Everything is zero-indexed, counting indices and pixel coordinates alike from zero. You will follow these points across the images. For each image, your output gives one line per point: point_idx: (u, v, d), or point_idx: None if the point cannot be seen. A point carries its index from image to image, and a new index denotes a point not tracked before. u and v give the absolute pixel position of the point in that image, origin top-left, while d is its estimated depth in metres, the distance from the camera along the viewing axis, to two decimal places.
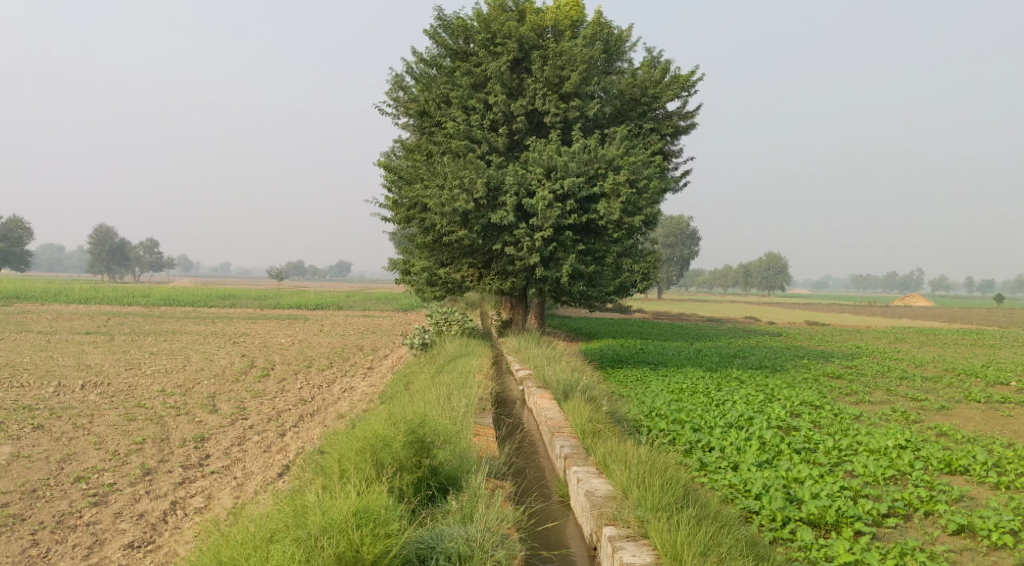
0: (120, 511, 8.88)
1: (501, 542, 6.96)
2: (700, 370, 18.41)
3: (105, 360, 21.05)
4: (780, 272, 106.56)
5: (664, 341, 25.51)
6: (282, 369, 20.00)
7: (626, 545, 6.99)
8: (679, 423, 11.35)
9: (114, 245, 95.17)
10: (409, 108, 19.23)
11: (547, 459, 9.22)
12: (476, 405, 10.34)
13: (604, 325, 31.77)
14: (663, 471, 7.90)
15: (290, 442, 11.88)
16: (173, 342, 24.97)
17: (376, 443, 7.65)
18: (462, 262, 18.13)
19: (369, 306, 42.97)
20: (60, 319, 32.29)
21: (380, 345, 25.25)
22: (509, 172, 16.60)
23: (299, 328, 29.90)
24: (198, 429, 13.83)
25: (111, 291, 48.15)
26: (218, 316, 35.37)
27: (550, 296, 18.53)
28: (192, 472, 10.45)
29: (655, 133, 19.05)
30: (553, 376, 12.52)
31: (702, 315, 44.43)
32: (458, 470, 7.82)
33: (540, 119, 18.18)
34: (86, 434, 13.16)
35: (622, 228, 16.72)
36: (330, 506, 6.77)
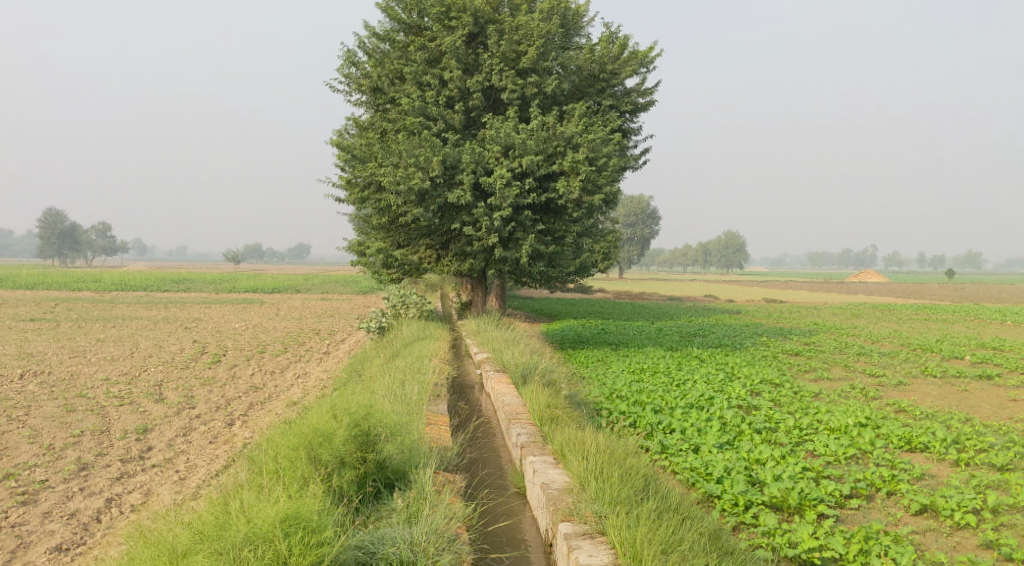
0: (51, 510, 8.34)
1: (449, 543, 6.57)
2: (661, 350, 18.22)
3: (48, 348, 20.24)
4: (739, 250, 107.45)
5: (623, 321, 25.33)
6: (235, 355, 19.40)
7: (582, 543, 6.66)
8: (639, 405, 11.09)
9: (64, 229, 92.68)
10: (362, 85, 18.62)
11: (503, 448, 8.87)
12: (430, 391, 9.95)
13: (564, 306, 31.51)
14: (622, 460, 7.58)
15: (238, 433, 11.40)
16: (121, 328, 24.15)
17: (316, 439, 7.25)
18: (420, 243, 17.70)
19: (327, 289, 42.29)
20: (5, 305, 31.15)
21: (337, 329, 24.73)
22: (465, 151, 16.11)
23: (253, 313, 29.15)
24: (142, 419, 13.25)
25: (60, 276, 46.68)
26: (170, 301, 34.37)
27: (509, 277, 18.17)
28: (132, 466, 9.93)
29: (613, 110, 18.69)
30: (511, 359, 12.17)
31: (662, 295, 44.43)
32: (407, 464, 7.43)
33: (497, 96, 17.69)
34: (21, 427, 12.51)
35: (581, 207, 16.38)
36: (256, 513, 6.27)
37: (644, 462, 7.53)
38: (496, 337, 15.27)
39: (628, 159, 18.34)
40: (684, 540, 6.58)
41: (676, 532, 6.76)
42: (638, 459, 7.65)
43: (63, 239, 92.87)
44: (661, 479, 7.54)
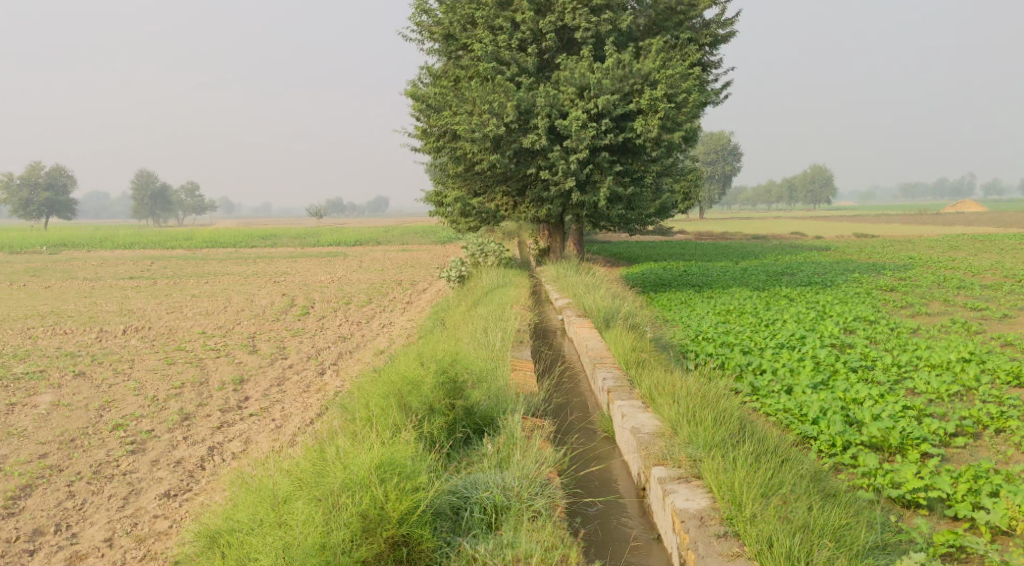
0: (158, 459, 8.72)
1: (542, 488, 6.56)
2: (747, 290, 17.83)
3: (147, 304, 21.10)
4: (826, 185, 103.97)
5: (706, 261, 24.89)
6: (322, 307, 19.86)
7: (678, 487, 6.50)
8: (728, 346, 10.89)
9: (156, 190, 96.06)
10: (434, 32, 18.47)
11: (590, 393, 8.85)
12: (513, 338, 9.96)
13: (644, 248, 31.12)
14: (715, 405, 7.44)
15: (329, 382, 11.69)
16: (213, 284, 24.98)
17: (404, 388, 7.35)
18: (496, 190, 17.63)
19: (408, 240, 42.80)
20: (106, 264, 32.57)
21: (419, 278, 25.04)
22: (540, 94, 15.85)
23: (337, 265, 29.76)
24: (238, 370, 13.71)
25: (154, 235, 48.51)
26: (258, 255, 35.35)
27: (587, 221, 17.96)
28: (231, 416, 10.29)
29: (692, 43, 18.08)
30: (593, 303, 12.09)
31: (745, 234, 43.47)
32: (495, 411, 7.49)
33: (570, 36, 17.30)
34: (126, 380, 13.10)
35: (660, 146, 15.97)
36: (352, 460, 6.24)
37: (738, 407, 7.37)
38: (577, 282, 15.12)
39: (708, 94, 17.77)
40: (784, 482, 6.39)
41: (775, 476, 6.57)
42: (733, 404, 7.49)
43: (155, 199, 96.34)
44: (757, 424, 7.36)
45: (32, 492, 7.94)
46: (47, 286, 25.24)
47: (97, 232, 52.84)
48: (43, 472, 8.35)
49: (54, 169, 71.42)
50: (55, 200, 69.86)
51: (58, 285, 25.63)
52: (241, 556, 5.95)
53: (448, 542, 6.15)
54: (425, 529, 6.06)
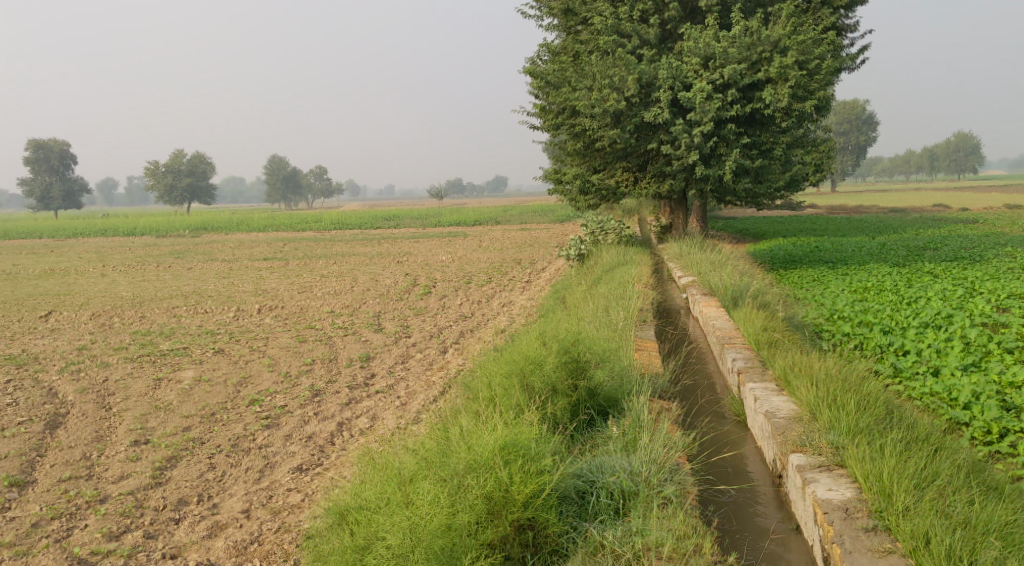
0: (291, 434, 9.02)
1: (671, 473, 6.38)
2: (886, 266, 16.88)
3: (279, 284, 21.96)
4: (971, 153, 97.44)
5: (839, 236, 23.72)
6: (444, 286, 20.14)
7: (819, 477, 6.16)
8: (866, 326, 10.32)
9: (287, 174, 100.06)
10: (553, 7, 18.26)
11: (718, 374, 8.55)
12: (636, 317, 9.74)
13: (772, 224, 29.99)
14: (857, 388, 7.03)
15: (452, 360, 11.80)
16: (341, 264, 25.76)
17: (527, 367, 7.27)
18: (616, 166, 17.32)
19: (527, 219, 42.89)
20: (242, 246, 34.14)
21: (538, 257, 25.03)
22: (662, 66, 15.42)
23: (459, 245, 30.12)
24: (365, 348, 14.06)
25: (286, 218, 50.54)
26: (383, 236, 36.22)
27: (712, 197, 17.40)
28: (359, 393, 10.54)
29: (825, 6, 17.16)
30: (720, 281, 11.69)
31: (881, 207, 41.23)
32: (619, 391, 7.34)
33: (694, 4, 16.71)
34: (261, 356, 13.65)
35: (791, 116, 15.24)
36: (476, 441, 6.19)
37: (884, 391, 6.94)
38: (701, 260, 14.68)
39: (843, 59, 16.83)
40: (941, 473, 5.95)
41: (928, 465, 6.13)
42: (877, 387, 7.06)
43: (286, 184, 100.40)
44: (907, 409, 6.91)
45: (176, 463, 8.35)
46: (190, 267, 26.68)
47: (234, 216, 55.53)
48: (187, 444, 8.77)
49: (195, 156, 75.42)
50: (196, 186, 73.83)
51: (199, 266, 27.05)
52: (368, 535, 6.00)
53: (574, 527, 6.04)
54: (550, 513, 5.97)
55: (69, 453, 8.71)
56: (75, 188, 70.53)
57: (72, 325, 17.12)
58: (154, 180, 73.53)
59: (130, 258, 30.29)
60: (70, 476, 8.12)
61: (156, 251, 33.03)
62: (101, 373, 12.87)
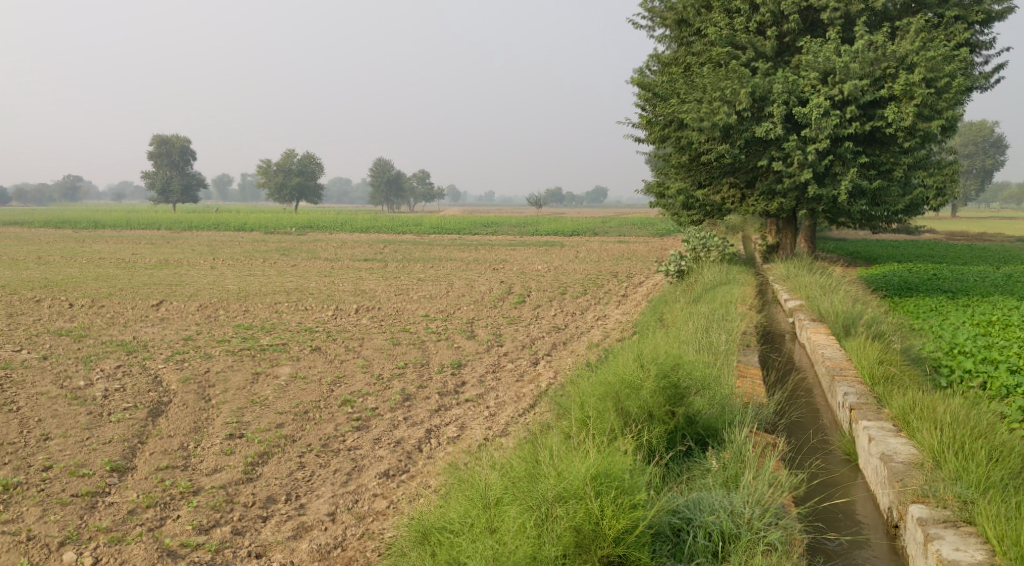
0: (380, 438, 9.01)
1: (775, 516, 5.99)
2: (1011, 299, 15.85)
3: (378, 285, 22.27)
4: None
5: (958, 264, 22.47)
6: (539, 295, 20.01)
7: (944, 534, 5.67)
8: (990, 363, 9.67)
9: (392, 177, 102.22)
10: (666, 17, 17.96)
11: (827, 409, 8.08)
12: (739, 341, 9.35)
13: (884, 248, 28.69)
14: (988, 435, 6.49)
15: (544, 372, 11.62)
16: (438, 268, 25.96)
17: (623, 391, 7.01)
18: (723, 181, 16.83)
19: (626, 232, 42.38)
20: (344, 246, 34.91)
21: (636, 271, 24.61)
22: (778, 79, 14.89)
23: (556, 255, 29.97)
24: (457, 354, 14.04)
25: (388, 220, 51.53)
26: (481, 242, 36.45)
27: (823, 217, 16.69)
28: (449, 400, 10.47)
29: (959, 21, 16.30)
30: (830, 307, 11.13)
31: (1005, 235, 38.98)
32: (719, 421, 7.00)
33: (815, 17, 16.09)
34: (355, 356, 13.81)
35: (915, 136, 14.47)
36: (567, 469, 5.97)
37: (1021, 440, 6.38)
38: (810, 283, 14.06)
39: (975, 78, 15.93)
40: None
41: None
42: (1011, 435, 6.51)
43: (390, 186, 102.51)
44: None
45: (268, 459, 8.44)
46: (293, 264, 27.41)
47: (339, 216, 56.97)
48: (279, 441, 8.86)
49: (305, 156, 77.87)
50: (305, 185, 76.19)
51: (302, 263, 27.76)
52: (451, 558, 5.84)
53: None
54: (642, 551, 5.69)
55: (167, 441, 8.92)
56: (193, 183, 73.89)
57: (180, 315, 17.74)
58: (266, 178, 76.23)
59: (238, 252, 31.37)
60: (167, 464, 8.29)
61: (263, 247, 34.12)
62: (203, 363, 13.24)
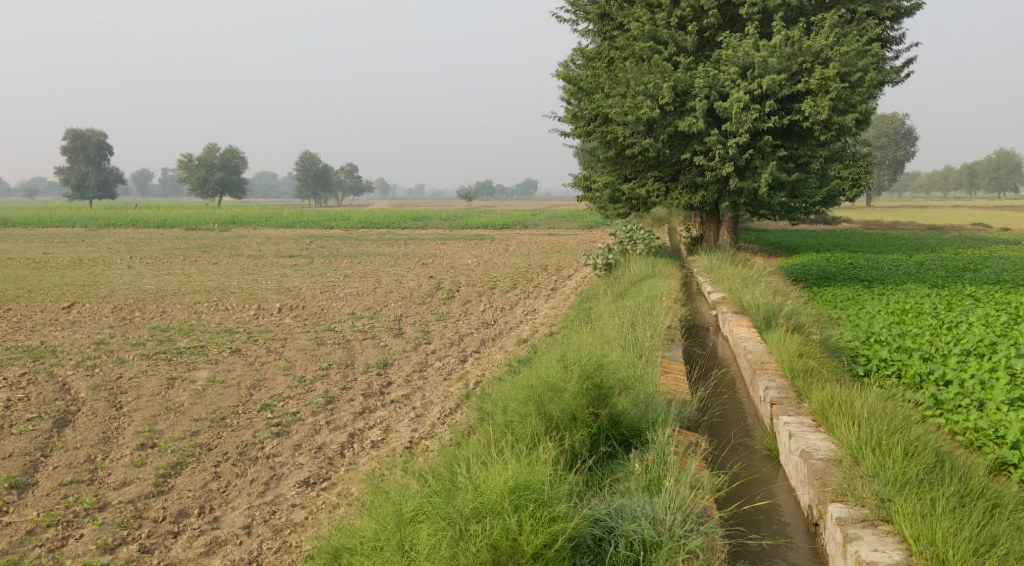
0: (301, 444, 8.72)
1: (697, 521, 5.97)
2: (924, 287, 16.40)
3: (303, 282, 21.76)
4: (1012, 172, 95.55)
5: (874, 253, 23.15)
6: (468, 291, 19.82)
7: (863, 534, 5.74)
8: (905, 351, 10.03)
9: (318, 170, 100.60)
10: (589, 11, 17.97)
11: (749, 404, 8.15)
12: (663, 336, 9.36)
13: (805, 238, 29.43)
14: (904, 429, 6.61)
15: (471, 370, 11.45)
16: (366, 264, 25.52)
17: (545, 394, 6.92)
18: (647, 175, 16.91)
19: (556, 224, 42.53)
20: (269, 242, 34.07)
21: (564, 265, 24.65)
22: (699, 74, 15.01)
23: (485, 249, 29.81)
24: (383, 354, 13.77)
25: (315, 215, 50.56)
26: (410, 236, 36.05)
27: (744, 209, 16.94)
28: (374, 401, 10.22)
29: (871, 17, 16.82)
30: (751, 299, 11.26)
31: (918, 224, 40.42)
32: (643, 421, 6.97)
33: (734, 12, 16.28)
34: (277, 358, 13.42)
35: (830, 130, 14.79)
36: (484, 482, 5.83)
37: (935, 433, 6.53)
38: (732, 275, 14.21)
39: (888, 72, 16.38)
40: (1000, 535, 5.54)
41: (984, 525, 5.71)
42: (925, 429, 6.65)
43: (317, 180, 100.77)
44: (960, 455, 6.49)
45: (181, 471, 8.08)
46: (215, 262, 26.61)
47: (264, 211, 55.69)
48: (193, 451, 8.48)
49: (229, 150, 76.01)
50: (228, 180, 74.29)
51: (224, 261, 26.98)
52: None
53: None
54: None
55: (72, 454, 8.46)
56: (111, 178, 71.37)
57: (92, 318, 16.99)
58: (187, 173, 74.05)
59: (157, 250, 30.31)
60: (71, 479, 7.87)
61: (184, 244, 33.08)
62: (116, 369, 12.67)
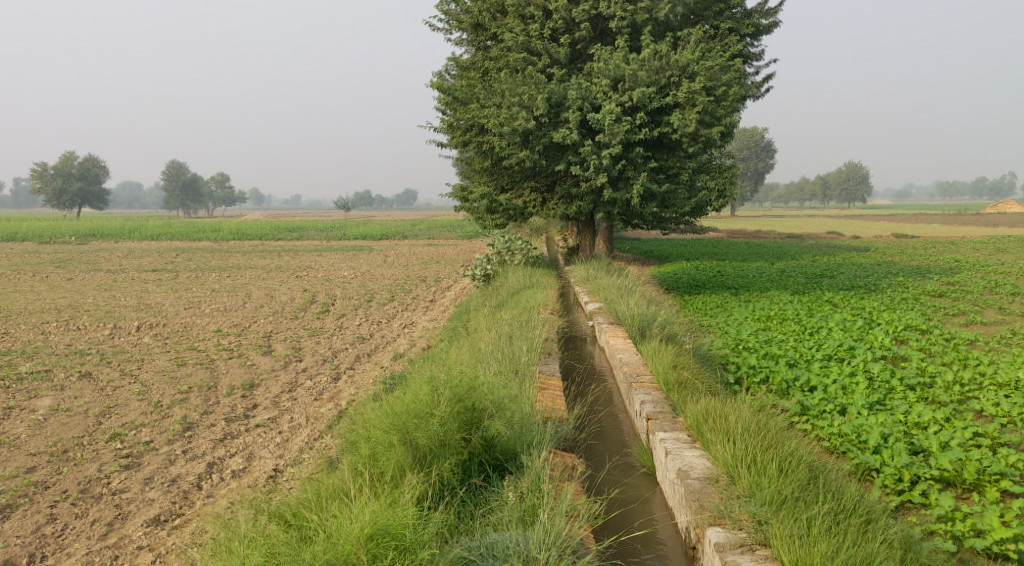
0: (153, 477, 8.05)
1: (572, 554, 5.75)
2: (787, 293, 17.06)
3: (166, 298, 20.52)
4: (862, 183, 102.04)
5: (740, 261, 24.05)
6: (343, 304, 19.21)
7: (741, 560, 5.71)
8: (771, 358, 10.40)
9: (187, 180, 96.57)
10: (462, 21, 17.81)
11: (627, 419, 8.05)
12: (540, 349, 9.17)
13: (676, 246, 30.31)
14: (778, 445, 6.65)
15: (344, 389, 10.91)
16: (235, 278, 24.38)
17: (411, 421, 6.60)
18: (524, 186, 16.83)
19: (435, 234, 42.20)
20: (131, 255, 32.23)
21: (443, 275, 24.33)
22: (571, 85, 15.03)
23: (362, 260, 29.12)
24: (250, 373, 13.03)
25: (182, 226, 48.31)
26: (284, 248, 34.88)
27: (618, 219, 17.10)
28: (236, 426, 9.56)
29: (733, 34, 17.43)
30: (626, 310, 11.26)
31: (779, 232, 42.34)
32: (517, 444, 6.78)
33: (604, 25, 16.46)
34: (132, 382, 12.46)
35: (698, 142, 15.10)
36: (339, 529, 5.69)
37: (807, 447, 6.59)
38: (607, 284, 14.27)
39: (750, 87, 16.97)
40: (874, 556, 5.60)
41: (859, 544, 5.78)
42: (797, 443, 6.72)
43: (185, 190, 96.63)
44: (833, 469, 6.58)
45: (10, 514, 7.40)
46: (69, 278, 24.83)
47: (127, 222, 52.83)
48: (27, 490, 7.72)
49: (88, 159, 71.91)
50: (87, 190, 70.09)
51: (80, 276, 25.22)
52: None
53: None
54: None
55: None
56: None
57: None
58: (40, 182, 69.38)
59: (3, 265, 28.07)
60: None
61: (35, 258, 30.80)
62: None
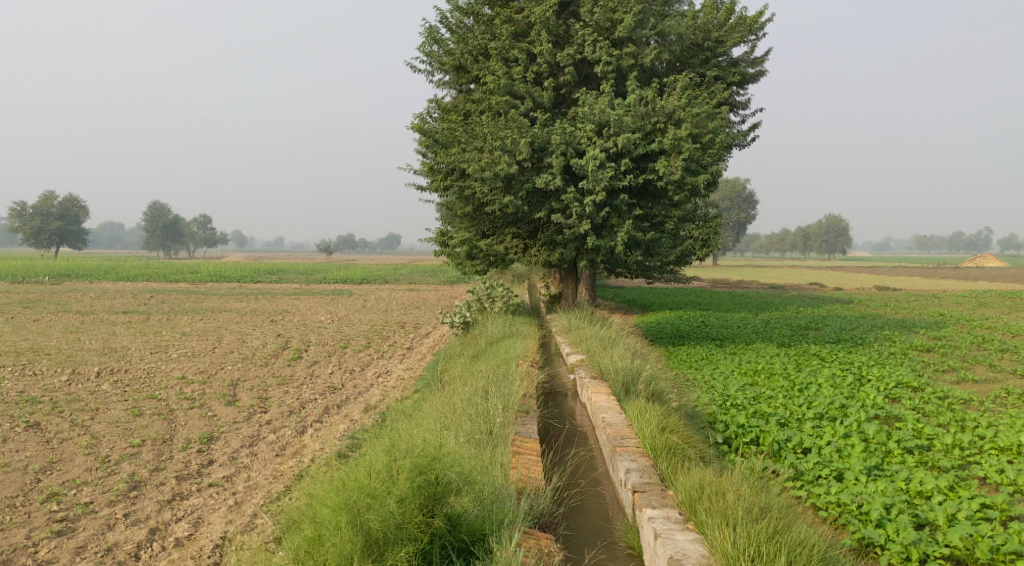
0: (85, 546, 7.65)
1: None
2: (773, 346, 16.55)
3: (132, 342, 19.68)
4: (843, 235, 102.69)
5: (724, 311, 23.56)
6: (316, 350, 18.47)
7: None
8: (761, 417, 9.77)
9: (169, 221, 95.69)
10: (444, 63, 17.45)
11: (610, 486, 7.44)
12: (517, 407, 8.49)
13: (660, 296, 29.82)
14: (783, 530, 6.22)
15: (310, 443, 10.09)
16: (207, 321, 23.52)
17: (363, 501, 6.17)
18: (506, 232, 16.32)
19: (416, 279, 41.54)
20: (104, 296, 31.35)
21: (422, 321, 23.63)
22: (555, 130, 14.60)
23: (340, 304, 28.31)
24: (210, 426, 12.25)
25: (159, 267, 47.41)
26: (262, 291, 34.13)
27: (601, 267, 16.59)
28: (188, 485, 8.80)
29: (719, 81, 17.16)
30: (609, 363, 10.62)
31: (761, 283, 42.08)
32: (485, 523, 6.34)
33: (589, 70, 16.12)
34: (82, 434, 11.65)
35: (683, 190, 14.72)
36: None
37: (817, 533, 6.18)
38: (590, 335, 13.71)
39: (736, 135, 16.66)
40: None
41: None
42: (806, 526, 6.29)
43: (167, 231, 95.61)
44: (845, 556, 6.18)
45: None
46: (35, 319, 23.91)
47: (106, 262, 51.83)
48: None
49: (68, 198, 71.05)
50: (66, 229, 68.98)
51: (48, 318, 24.33)
52: None
53: None
54: None
55: None
56: None
57: None
58: (18, 221, 68.30)
59: None
60: None
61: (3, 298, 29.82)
62: None
